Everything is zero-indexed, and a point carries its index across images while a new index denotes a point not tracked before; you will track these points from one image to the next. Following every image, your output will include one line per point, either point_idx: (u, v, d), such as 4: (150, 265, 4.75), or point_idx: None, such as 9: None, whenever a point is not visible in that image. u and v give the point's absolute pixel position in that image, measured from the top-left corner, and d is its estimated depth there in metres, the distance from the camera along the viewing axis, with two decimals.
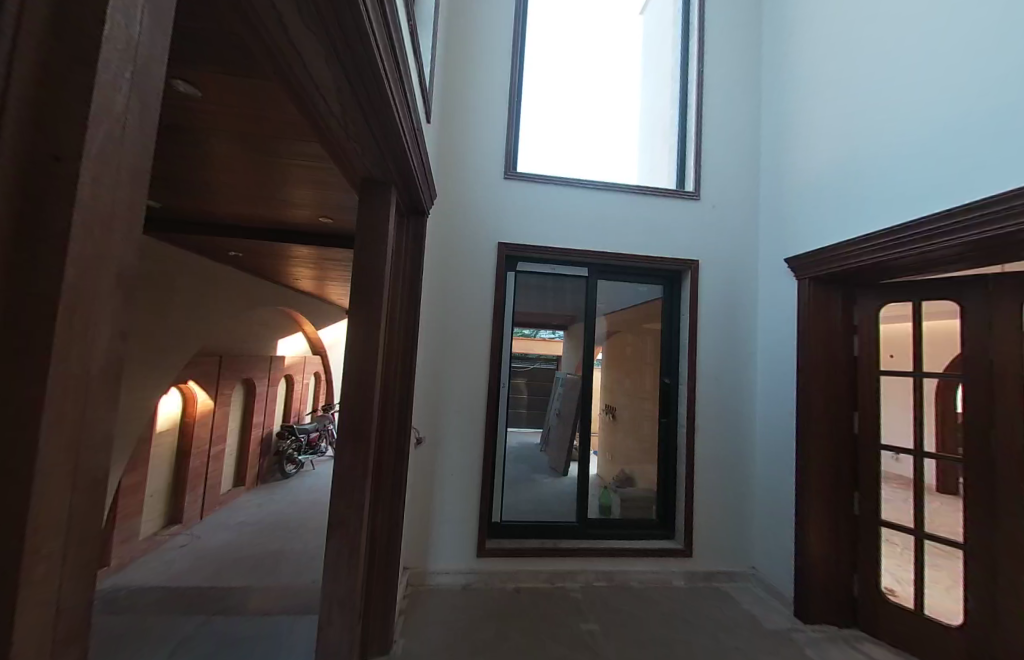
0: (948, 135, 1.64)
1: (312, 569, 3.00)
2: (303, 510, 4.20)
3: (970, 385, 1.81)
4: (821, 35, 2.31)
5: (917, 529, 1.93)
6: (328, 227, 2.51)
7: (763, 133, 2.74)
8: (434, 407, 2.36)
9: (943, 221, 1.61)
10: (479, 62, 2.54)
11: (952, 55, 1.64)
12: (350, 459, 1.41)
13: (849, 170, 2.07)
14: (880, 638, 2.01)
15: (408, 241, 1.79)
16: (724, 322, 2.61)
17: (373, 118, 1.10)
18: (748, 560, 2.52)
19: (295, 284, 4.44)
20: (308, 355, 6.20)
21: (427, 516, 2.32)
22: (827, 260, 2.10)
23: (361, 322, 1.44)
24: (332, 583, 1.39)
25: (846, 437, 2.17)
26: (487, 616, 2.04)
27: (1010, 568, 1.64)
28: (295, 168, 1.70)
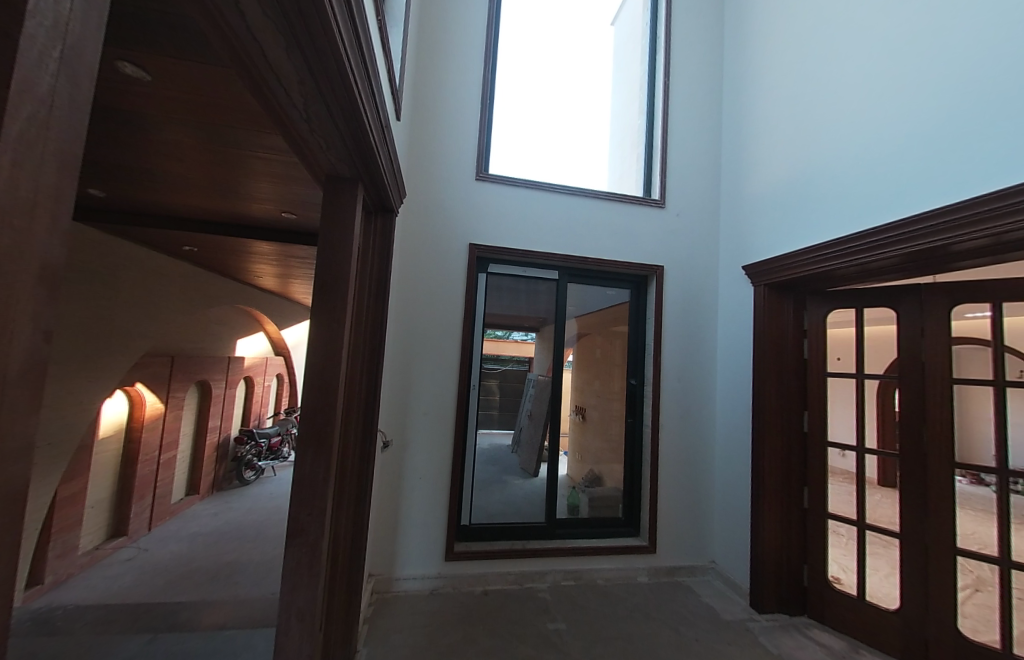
0: (893, 154, 1.78)
1: (271, 580, 2.86)
2: (262, 518, 4.02)
3: (907, 385, 1.97)
4: (778, 56, 2.46)
5: (860, 520, 2.07)
6: (290, 223, 2.41)
7: (724, 146, 2.87)
8: (401, 409, 2.31)
9: (884, 235, 1.75)
10: (452, 62, 2.53)
11: (898, 83, 1.78)
12: (312, 464, 1.36)
13: (802, 184, 2.21)
14: (827, 624, 2.14)
15: (375, 240, 1.75)
16: (688, 325, 2.71)
17: (338, 113, 1.07)
18: (708, 554, 2.62)
19: (256, 281, 4.25)
20: (270, 355, 5.94)
21: (393, 521, 2.26)
22: (782, 268, 2.23)
23: (323, 322, 1.39)
24: (291, 594, 1.33)
25: (797, 435, 2.30)
26: (454, 621, 2.02)
27: (940, 553, 1.80)
28: (255, 160, 1.62)
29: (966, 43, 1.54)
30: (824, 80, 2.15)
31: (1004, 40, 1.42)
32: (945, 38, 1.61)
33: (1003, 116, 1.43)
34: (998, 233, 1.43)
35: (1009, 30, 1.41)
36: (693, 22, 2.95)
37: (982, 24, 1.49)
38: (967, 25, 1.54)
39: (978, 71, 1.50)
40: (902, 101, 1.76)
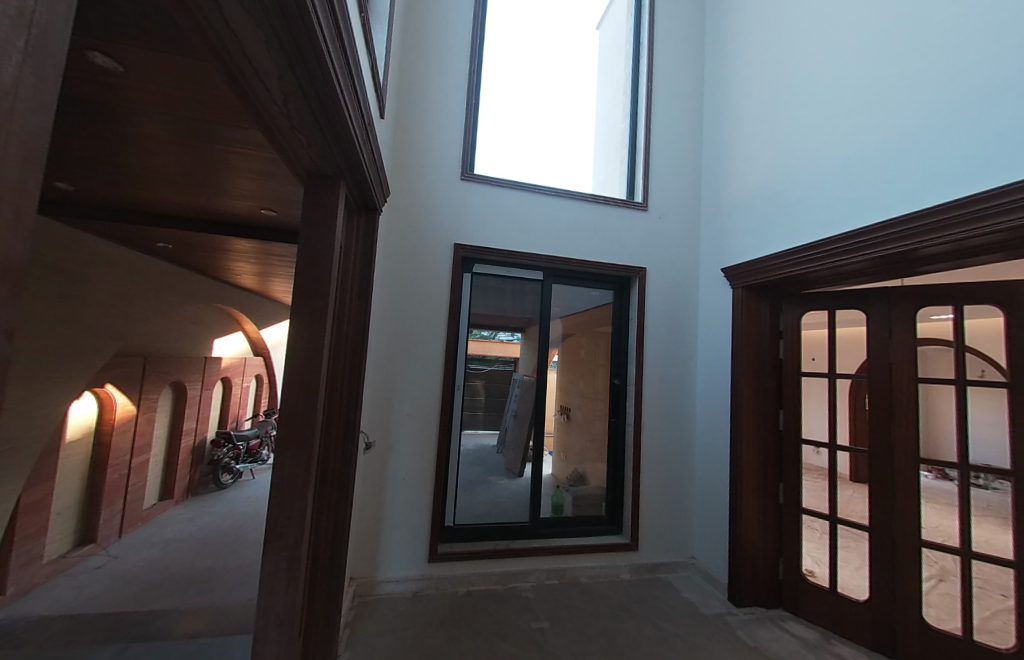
0: (863, 162, 1.86)
1: (248, 585, 2.79)
2: (240, 523, 3.92)
3: (876, 384, 2.05)
4: (757, 65, 2.53)
5: (832, 515, 2.15)
6: (269, 220, 2.35)
7: (705, 151, 2.94)
8: (384, 410, 2.29)
9: (854, 239, 1.82)
10: (437, 61, 2.52)
11: (870, 94, 1.85)
12: (291, 467, 1.34)
13: (778, 189, 2.28)
14: (801, 616, 2.21)
15: (357, 239, 1.73)
16: (670, 326, 2.76)
17: (320, 109, 1.05)
18: (688, 550, 2.68)
19: (233, 279, 4.14)
20: (248, 356, 5.79)
21: (376, 523, 2.24)
22: (759, 270, 2.30)
23: (303, 321, 1.37)
24: (268, 599, 1.30)
25: (774, 433, 2.36)
26: (438, 623, 2.00)
27: (906, 544, 1.89)
28: (232, 155, 1.58)
29: (932, 58, 1.62)
30: (799, 89, 2.22)
31: (969, 56, 1.50)
32: (913, 53, 1.69)
33: (967, 128, 1.51)
34: (961, 238, 1.51)
35: (974, 47, 1.49)
36: (675, 28, 3.00)
37: (947, 40, 1.57)
38: (934, 40, 1.61)
39: (944, 85, 1.58)
40: (873, 111, 1.84)
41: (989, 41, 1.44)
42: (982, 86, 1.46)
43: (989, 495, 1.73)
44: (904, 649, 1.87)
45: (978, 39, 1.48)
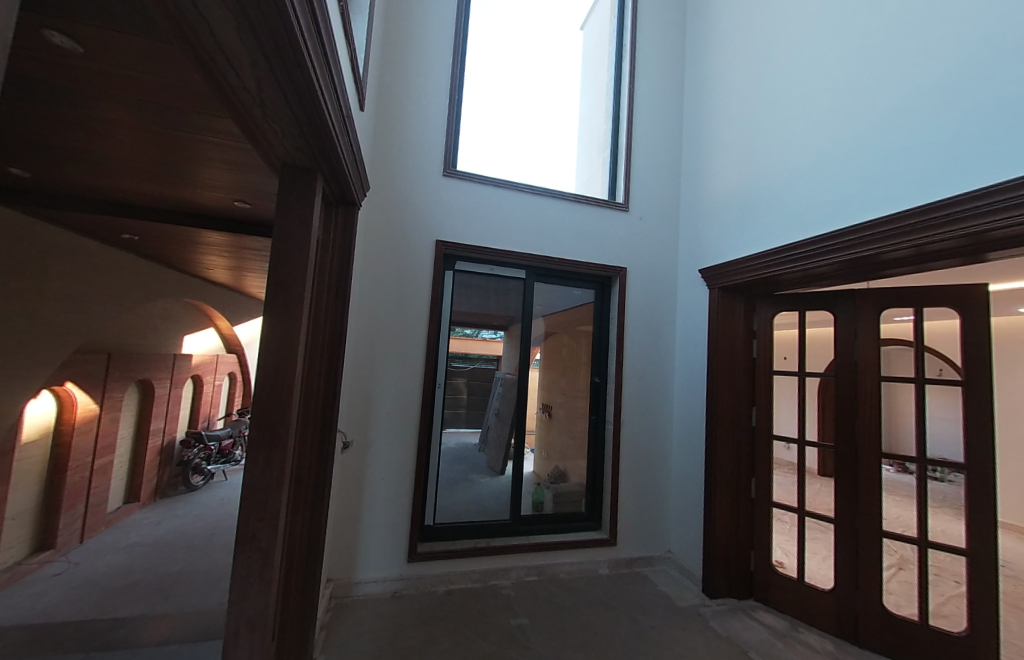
0: (833, 169, 1.93)
1: (219, 588, 2.71)
2: (211, 525, 3.80)
3: (842, 382, 2.14)
4: (734, 71, 2.59)
5: (800, 508, 2.22)
6: (243, 212, 2.27)
7: (684, 154, 3.00)
8: (362, 408, 2.25)
9: (823, 243, 1.90)
10: (420, 55, 2.48)
11: (840, 103, 1.93)
12: (263, 467, 1.30)
13: (754, 193, 2.35)
14: (770, 606, 2.29)
15: (335, 233, 1.69)
16: (649, 325, 2.81)
17: (295, 99, 1.02)
18: (665, 544, 2.74)
19: (205, 272, 3.99)
20: (220, 353, 5.59)
21: (353, 523, 2.20)
22: (734, 271, 2.36)
23: (276, 317, 1.32)
24: (239, 603, 1.26)
25: (747, 430, 2.43)
26: (417, 623, 1.99)
27: (869, 535, 1.99)
28: (202, 144, 1.52)
29: (900, 71, 1.69)
30: (773, 97, 2.29)
31: (933, 70, 1.58)
32: (883, 64, 1.76)
33: (929, 139, 1.58)
34: (923, 243, 1.59)
35: (938, 61, 1.56)
36: (657, 33, 3.05)
37: (913, 54, 1.64)
38: (902, 53, 1.68)
39: (909, 96, 1.65)
40: (844, 120, 1.91)
41: (952, 56, 1.52)
42: (945, 99, 1.54)
43: (943, 486, 1.87)
44: (865, 634, 1.96)
45: (942, 54, 1.55)
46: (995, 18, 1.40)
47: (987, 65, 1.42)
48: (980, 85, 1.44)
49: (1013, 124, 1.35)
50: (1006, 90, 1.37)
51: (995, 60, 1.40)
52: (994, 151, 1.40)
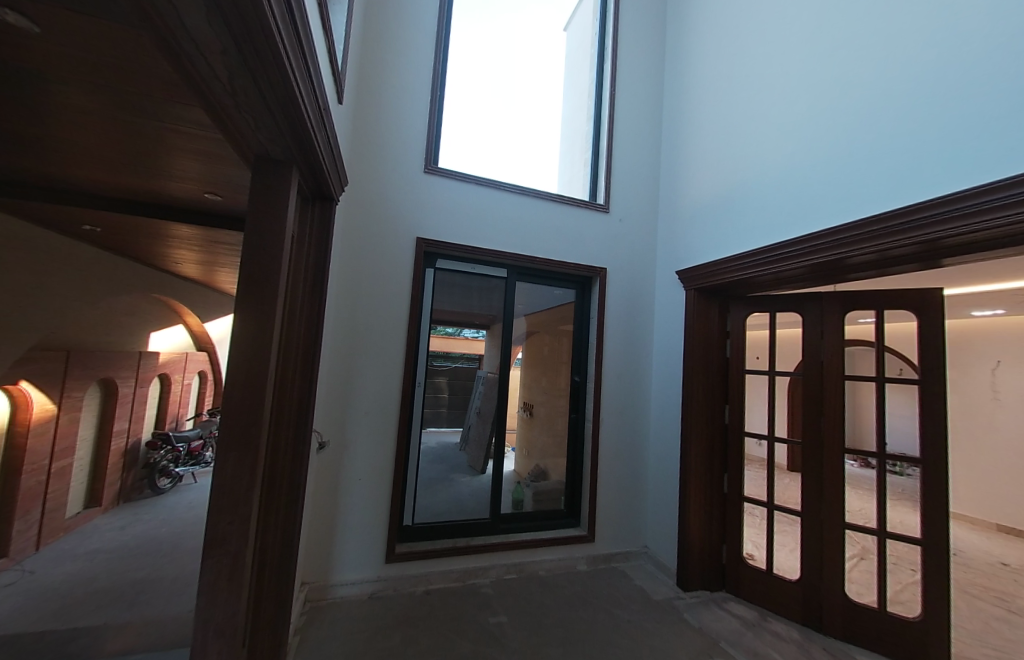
0: (803, 177, 2.01)
1: (186, 596, 2.60)
2: (179, 530, 3.65)
3: (810, 381, 2.24)
4: (710, 79, 2.67)
5: (769, 502, 2.30)
6: (215, 205, 2.19)
7: (663, 158, 3.06)
8: (339, 408, 2.21)
9: (793, 247, 1.97)
10: (401, 50, 2.45)
11: (810, 115, 2.01)
12: (234, 467, 1.26)
13: (729, 198, 2.42)
14: (741, 597, 2.37)
15: (311, 229, 1.65)
16: (628, 325, 2.86)
17: (269, 89, 0.99)
18: (641, 540, 2.79)
19: (172, 266, 3.83)
20: (190, 351, 5.38)
21: (330, 524, 2.16)
22: (710, 273, 2.43)
23: (248, 314, 1.28)
24: (209, 609, 1.22)
25: (720, 427, 2.50)
26: (395, 624, 1.97)
27: (833, 527, 2.08)
28: (171, 133, 1.46)
29: (869, 83, 1.77)
30: (748, 104, 2.37)
31: (900, 84, 1.66)
32: (852, 77, 1.84)
33: (890, 152, 1.68)
34: (883, 249, 1.68)
35: (904, 76, 1.64)
36: (638, 38, 3.09)
37: (883, 68, 1.72)
38: (871, 66, 1.77)
39: (876, 108, 1.74)
40: (813, 130, 1.99)
41: (919, 72, 1.60)
42: (911, 112, 1.62)
43: (902, 480, 1.98)
44: (828, 621, 2.05)
45: (909, 68, 1.63)
46: (958, 38, 1.48)
47: (950, 80, 1.50)
48: (943, 99, 1.52)
49: (972, 137, 1.44)
50: (967, 105, 1.46)
51: (957, 77, 1.48)
52: (954, 162, 1.48)
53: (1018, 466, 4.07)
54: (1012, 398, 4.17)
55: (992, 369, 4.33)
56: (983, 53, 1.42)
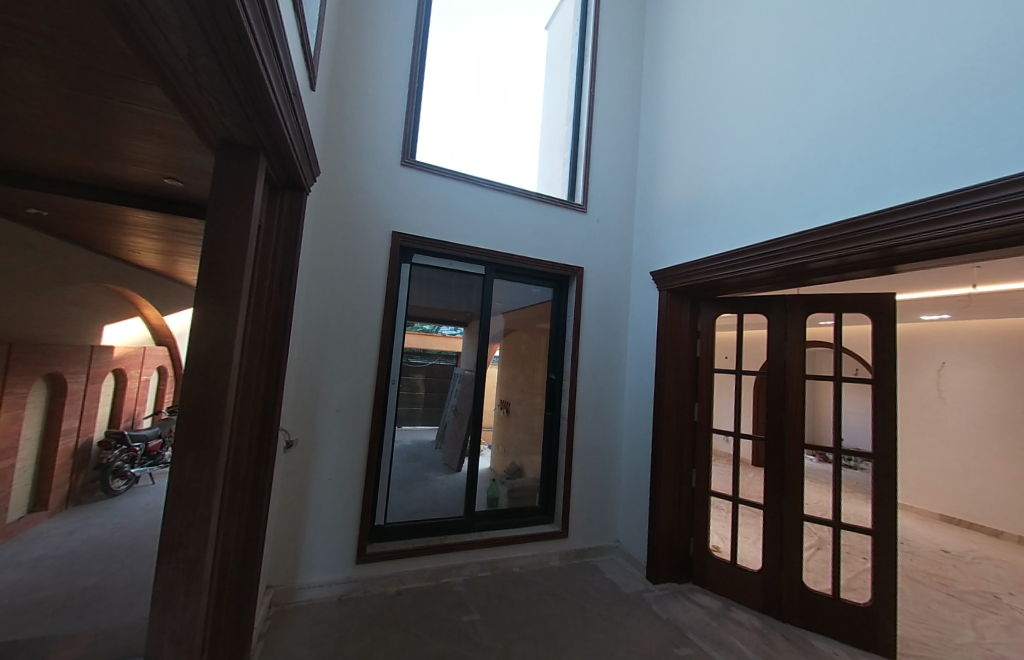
0: (771, 184, 2.09)
1: (140, 604, 2.46)
2: (135, 534, 3.45)
3: (774, 380, 2.33)
4: (687, 84, 2.74)
5: (734, 496, 2.39)
6: (176, 191, 2.06)
7: (640, 161, 3.13)
8: (309, 406, 2.14)
9: (761, 251, 2.05)
10: (379, 39, 2.39)
11: (779, 124, 2.09)
12: (193, 467, 1.20)
13: (702, 202, 2.50)
14: (707, 588, 2.45)
15: (280, 218, 1.59)
16: (603, 324, 2.90)
17: (232, 69, 0.94)
18: (613, 535, 2.84)
19: (129, 254, 3.61)
20: (148, 345, 5.11)
21: (298, 525, 2.09)
22: (682, 275, 2.50)
23: (209, 306, 1.22)
24: (164, 616, 1.16)
25: (690, 424, 2.57)
26: (365, 625, 1.93)
27: (793, 519, 2.19)
28: (127, 113, 1.36)
29: (834, 96, 1.86)
30: (722, 111, 2.44)
31: (864, 98, 1.74)
32: (820, 89, 1.92)
33: (851, 163, 1.77)
34: (843, 254, 1.77)
35: (867, 91, 1.73)
36: (618, 40, 3.14)
37: (846, 82, 1.81)
38: (837, 80, 1.85)
39: (841, 120, 1.82)
40: (780, 139, 2.07)
41: (881, 87, 1.68)
42: (873, 125, 1.70)
43: (855, 474, 2.09)
44: (787, 608, 2.16)
45: (871, 84, 1.71)
46: (917, 57, 1.57)
47: (910, 96, 1.59)
48: (903, 114, 1.61)
49: (927, 152, 1.53)
50: (924, 121, 1.54)
51: (916, 94, 1.57)
52: (912, 174, 1.56)
53: (958, 459, 4.39)
54: (954, 396, 4.48)
55: (937, 369, 4.64)
56: (938, 73, 1.50)
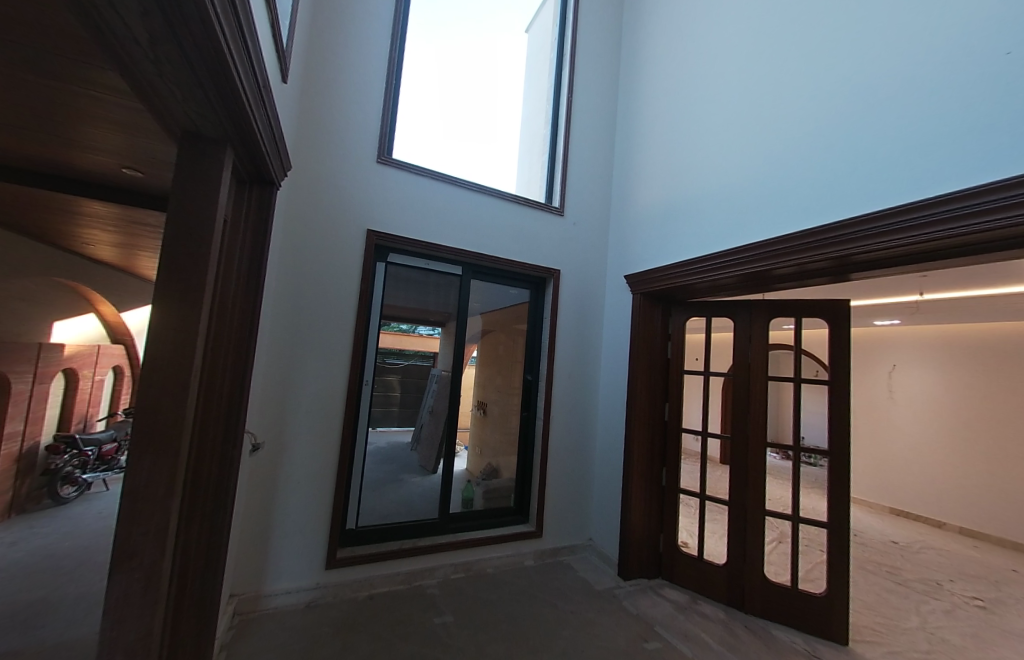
0: (739, 194, 2.19)
1: (91, 618, 2.31)
2: (85, 544, 3.22)
3: (739, 381, 2.43)
4: (661, 94, 2.83)
5: (701, 493, 2.47)
6: (135, 182, 1.96)
7: (615, 166, 3.20)
8: (277, 408, 2.07)
9: (728, 257, 2.13)
10: (355, 33, 2.35)
11: (747, 137, 2.19)
12: (150, 470, 1.14)
13: (674, 209, 2.58)
14: (675, 583, 2.52)
15: (248, 213, 1.54)
16: (579, 326, 2.95)
17: (196, 57, 0.90)
18: (586, 533, 2.89)
19: (83, 247, 3.41)
20: (103, 342, 4.83)
21: (264, 531, 2.02)
22: (654, 279, 2.57)
23: (171, 303, 1.17)
24: (116, 628, 1.10)
25: (660, 424, 2.64)
26: (334, 632, 1.89)
27: (756, 514, 2.29)
28: (83, 98, 1.29)
29: (796, 114, 1.97)
30: (693, 121, 2.53)
31: (824, 117, 1.86)
32: (785, 106, 2.02)
33: (812, 177, 1.88)
34: (802, 262, 1.87)
35: (828, 111, 1.84)
36: (596, 47, 3.20)
37: (809, 102, 1.92)
38: (802, 99, 1.95)
39: (804, 136, 1.92)
40: (749, 151, 2.17)
41: (841, 106, 1.80)
42: (832, 142, 1.81)
43: (813, 470, 2.20)
44: (750, 601, 2.25)
45: (834, 104, 1.82)
46: (875, 82, 1.68)
47: (868, 117, 1.70)
48: (860, 133, 1.72)
49: (881, 169, 1.64)
50: (879, 141, 1.65)
51: (872, 116, 1.68)
52: (867, 190, 1.67)
53: (907, 456, 4.69)
54: (903, 397, 4.79)
55: (889, 371, 4.95)
56: (894, 98, 1.62)
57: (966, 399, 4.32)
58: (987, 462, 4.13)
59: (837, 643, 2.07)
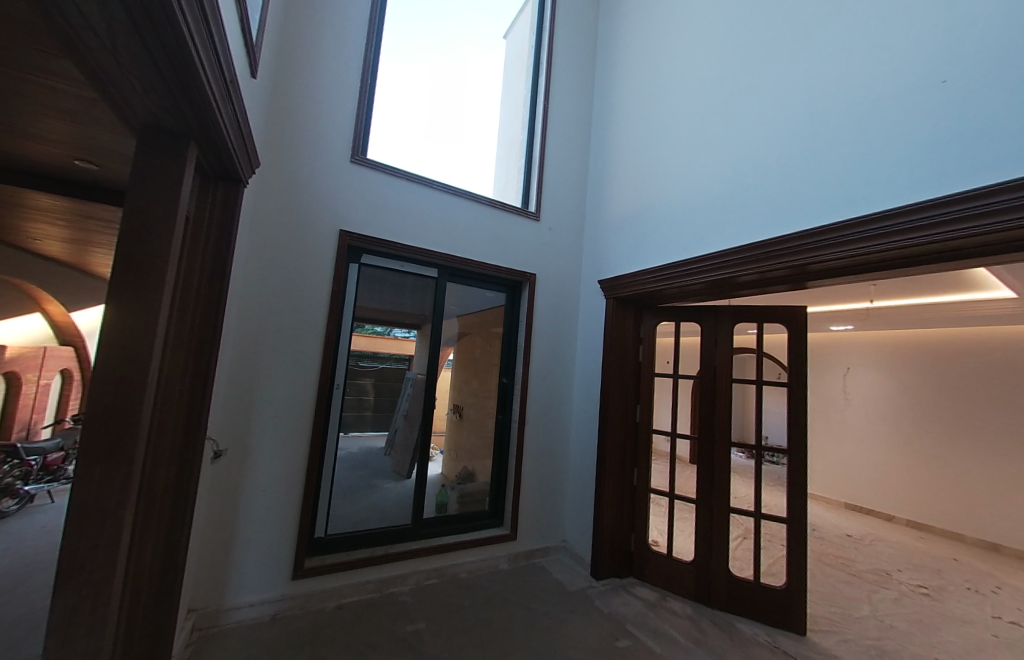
0: (706, 204, 2.28)
1: (30, 641, 2.13)
2: (25, 561, 2.97)
3: (705, 384, 2.53)
4: (633, 104, 2.92)
5: (671, 492, 2.55)
6: (89, 175, 1.85)
7: (590, 173, 3.27)
8: (240, 413, 1.99)
9: (696, 264, 2.22)
10: (329, 30, 2.31)
11: (714, 149, 2.28)
12: (101, 478, 1.08)
13: (645, 216, 2.67)
14: (645, 581, 2.58)
15: (211, 210, 1.49)
16: (553, 329, 2.99)
17: (158, 50, 0.87)
18: (560, 534, 2.92)
19: (28, 241, 3.19)
20: (48, 345, 4.52)
21: (225, 541, 1.94)
22: (627, 284, 2.65)
23: (127, 304, 1.12)
24: (60, 648, 1.03)
25: (632, 426, 2.70)
26: (300, 644, 1.83)
27: (721, 512, 2.38)
28: (29, 85, 1.21)
29: (759, 129, 2.07)
30: (664, 132, 2.61)
31: (783, 134, 1.96)
32: (748, 122, 2.13)
33: (773, 190, 1.98)
34: (764, 270, 1.97)
35: (786, 128, 1.95)
36: (572, 56, 3.27)
37: (770, 118, 2.03)
38: (764, 115, 2.06)
39: (765, 151, 2.03)
40: (715, 163, 2.27)
41: (799, 124, 1.91)
42: (791, 157, 1.92)
43: (775, 468, 2.33)
44: (716, 596, 2.34)
45: (792, 122, 1.93)
46: (828, 103, 1.81)
47: (823, 136, 1.81)
48: (816, 150, 1.83)
49: (835, 185, 1.75)
50: (833, 160, 1.77)
51: (828, 134, 1.79)
52: (822, 204, 1.78)
53: (860, 454, 4.98)
54: (857, 398, 5.08)
55: (843, 374, 5.24)
56: (847, 118, 1.74)
57: (912, 399, 4.63)
58: (930, 458, 4.45)
59: (796, 633, 2.18)
